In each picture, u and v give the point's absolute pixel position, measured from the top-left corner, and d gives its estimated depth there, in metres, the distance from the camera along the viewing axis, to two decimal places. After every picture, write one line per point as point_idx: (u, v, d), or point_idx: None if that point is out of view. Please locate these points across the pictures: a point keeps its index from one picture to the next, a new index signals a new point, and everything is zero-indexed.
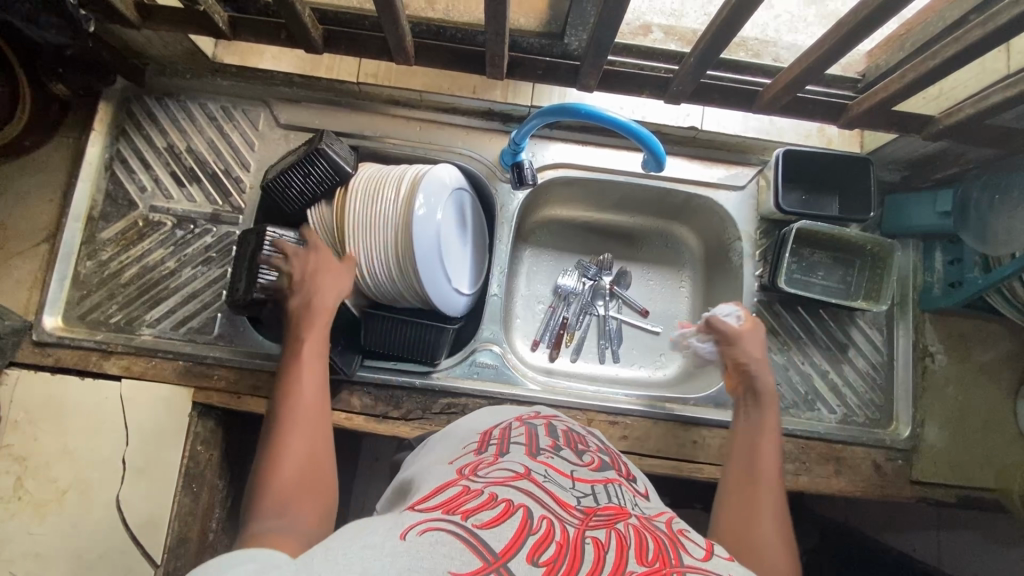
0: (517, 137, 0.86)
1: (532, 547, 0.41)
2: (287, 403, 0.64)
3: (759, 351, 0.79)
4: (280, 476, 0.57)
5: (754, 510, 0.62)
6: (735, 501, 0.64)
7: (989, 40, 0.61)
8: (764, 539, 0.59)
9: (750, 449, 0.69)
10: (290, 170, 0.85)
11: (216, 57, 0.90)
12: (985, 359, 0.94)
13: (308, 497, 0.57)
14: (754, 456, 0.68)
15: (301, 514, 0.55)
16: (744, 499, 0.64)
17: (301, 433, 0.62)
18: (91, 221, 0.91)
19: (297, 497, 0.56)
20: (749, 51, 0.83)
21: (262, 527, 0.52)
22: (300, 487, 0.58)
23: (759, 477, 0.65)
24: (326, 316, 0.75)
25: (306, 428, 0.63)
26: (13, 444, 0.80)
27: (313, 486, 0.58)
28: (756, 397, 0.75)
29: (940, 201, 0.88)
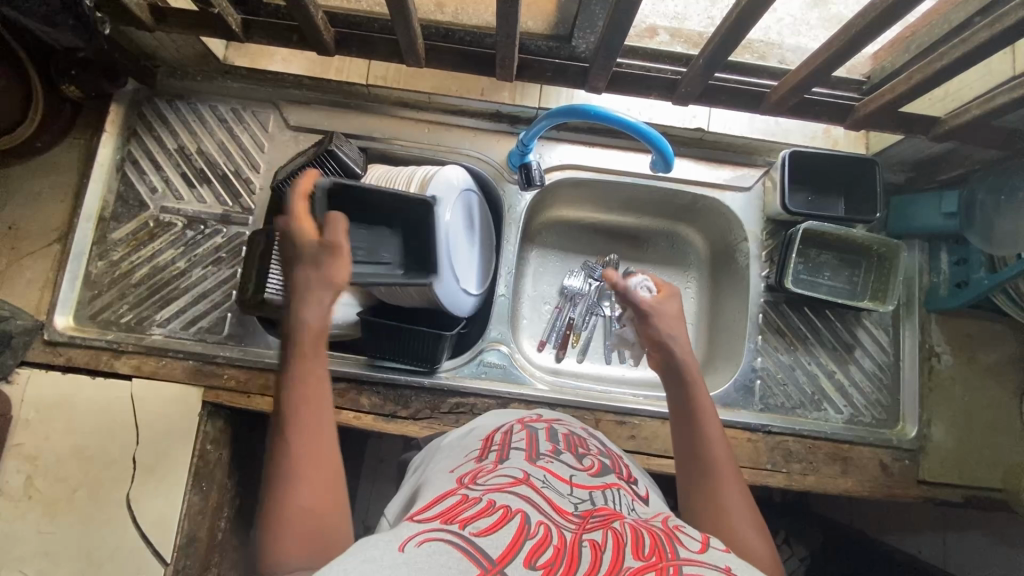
0: (525, 138, 0.87)
1: (529, 552, 0.42)
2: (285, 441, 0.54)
3: (677, 321, 0.72)
4: (283, 535, 0.49)
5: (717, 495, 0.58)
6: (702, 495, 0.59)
7: (996, 41, 0.61)
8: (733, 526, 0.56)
9: (693, 437, 0.62)
10: (301, 171, 0.86)
11: (227, 59, 0.93)
12: (991, 359, 0.94)
13: (319, 550, 0.49)
14: (700, 445, 0.62)
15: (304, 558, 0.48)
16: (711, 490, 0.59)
17: (303, 477, 0.52)
18: (102, 221, 0.92)
19: (305, 557, 0.48)
20: (756, 53, 0.84)
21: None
22: (309, 541, 0.49)
23: (711, 460, 0.61)
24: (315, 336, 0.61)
25: (307, 469, 0.53)
26: (24, 444, 0.81)
27: (319, 535, 0.50)
28: (679, 376, 0.67)
29: (945, 202, 0.88)
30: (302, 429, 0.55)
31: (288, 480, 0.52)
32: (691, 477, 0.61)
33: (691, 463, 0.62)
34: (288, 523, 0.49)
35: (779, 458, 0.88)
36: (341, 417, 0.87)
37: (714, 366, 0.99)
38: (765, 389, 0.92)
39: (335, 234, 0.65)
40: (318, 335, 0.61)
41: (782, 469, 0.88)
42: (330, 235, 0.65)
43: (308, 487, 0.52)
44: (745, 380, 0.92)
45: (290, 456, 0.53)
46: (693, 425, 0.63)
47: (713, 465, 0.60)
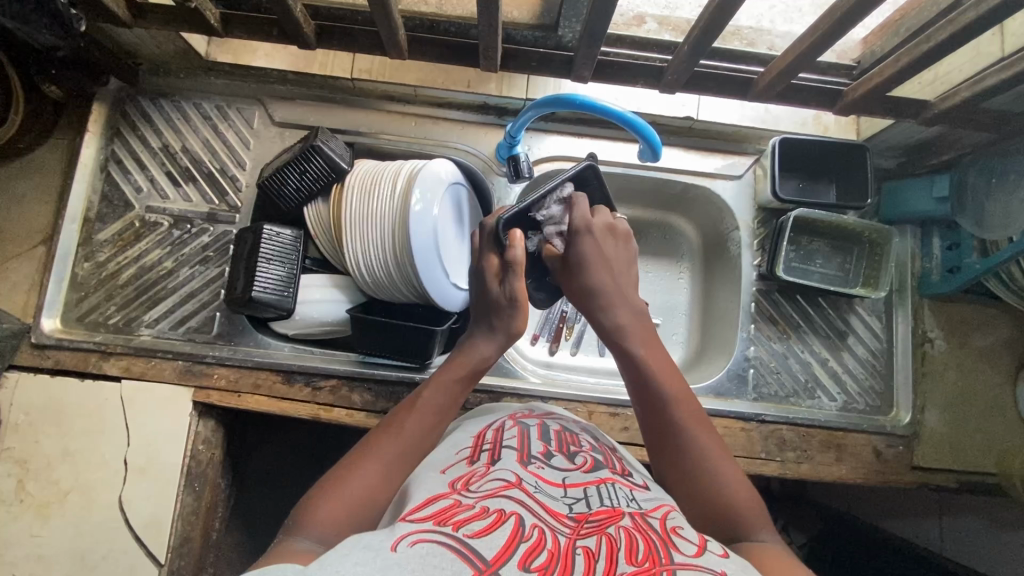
0: (512, 129, 0.86)
1: (522, 555, 0.41)
2: (382, 434, 0.60)
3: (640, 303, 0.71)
4: (342, 494, 0.53)
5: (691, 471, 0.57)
6: (676, 478, 0.58)
7: (981, 22, 0.61)
8: (719, 497, 0.55)
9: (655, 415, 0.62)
10: (286, 167, 0.86)
11: (210, 55, 0.90)
12: (985, 344, 0.94)
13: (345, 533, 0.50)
14: (664, 420, 0.61)
15: (329, 521, 0.50)
16: (678, 467, 0.58)
17: (390, 464, 0.57)
18: (87, 222, 0.90)
19: (337, 529, 0.50)
20: (744, 40, 0.83)
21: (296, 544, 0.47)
22: (352, 516, 0.51)
23: (676, 433, 0.60)
24: (461, 369, 0.68)
25: (400, 462, 0.58)
26: (16, 447, 0.81)
27: (350, 519, 0.51)
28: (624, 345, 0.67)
29: (936, 187, 0.87)
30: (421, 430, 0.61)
31: (383, 457, 0.57)
32: (661, 461, 0.60)
33: (658, 445, 0.61)
34: (352, 489, 0.53)
35: (773, 447, 0.88)
36: (333, 414, 0.87)
37: (707, 356, 0.98)
38: (759, 378, 0.92)
39: (518, 281, 0.70)
40: (470, 373, 0.68)
41: (776, 457, 0.88)
42: (515, 284, 0.70)
43: (384, 473, 0.56)
44: (739, 369, 0.92)
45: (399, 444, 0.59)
46: (653, 400, 0.63)
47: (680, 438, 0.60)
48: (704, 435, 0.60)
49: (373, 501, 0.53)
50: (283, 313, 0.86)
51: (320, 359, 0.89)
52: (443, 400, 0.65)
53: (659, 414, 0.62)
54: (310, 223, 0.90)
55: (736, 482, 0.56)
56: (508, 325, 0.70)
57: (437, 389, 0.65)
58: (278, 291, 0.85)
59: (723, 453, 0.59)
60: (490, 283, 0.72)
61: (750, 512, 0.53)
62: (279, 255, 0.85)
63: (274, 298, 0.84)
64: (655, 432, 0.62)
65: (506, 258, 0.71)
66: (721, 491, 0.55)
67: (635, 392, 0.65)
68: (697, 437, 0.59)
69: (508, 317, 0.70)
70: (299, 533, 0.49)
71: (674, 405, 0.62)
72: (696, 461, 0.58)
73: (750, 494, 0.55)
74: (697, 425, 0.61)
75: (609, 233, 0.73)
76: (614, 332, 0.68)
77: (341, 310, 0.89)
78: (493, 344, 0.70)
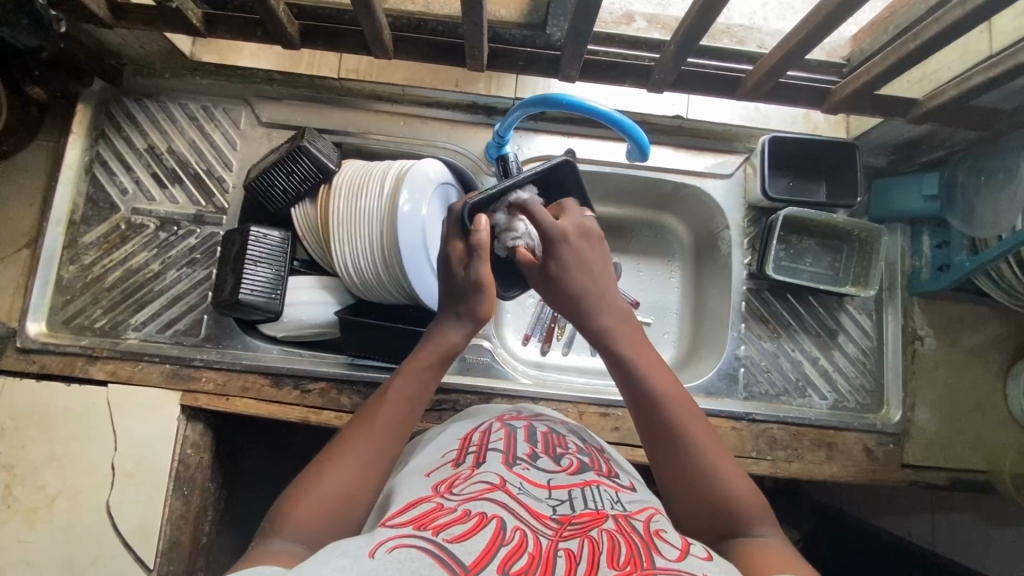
0: (500, 129, 0.85)
1: (503, 559, 0.41)
2: (354, 429, 0.59)
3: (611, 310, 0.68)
4: (316, 495, 0.52)
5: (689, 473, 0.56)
6: (675, 481, 0.57)
7: (968, 19, 0.61)
8: (719, 497, 0.54)
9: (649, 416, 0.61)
10: (273, 168, 0.85)
11: (194, 55, 0.90)
12: (974, 342, 0.94)
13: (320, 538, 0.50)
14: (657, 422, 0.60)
15: (301, 528, 0.50)
16: (676, 468, 0.57)
17: (364, 460, 0.56)
18: (72, 225, 0.90)
19: (309, 535, 0.50)
20: (734, 38, 0.82)
21: (271, 551, 0.47)
22: (326, 519, 0.51)
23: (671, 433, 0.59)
24: (431, 356, 0.65)
25: (372, 458, 0.56)
26: (1, 453, 0.80)
27: (323, 523, 0.51)
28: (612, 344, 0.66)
29: (925, 185, 0.87)
30: (394, 421, 0.59)
31: (356, 454, 0.56)
32: (657, 463, 0.59)
33: (654, 444, 0.60)
34: (323, 491, 0.52)
35: (764, 446, 0.88)
36: (322, 417, 0.86)
37: (698, 355, 0.98)
38: (749, 377, 0.92)
39: (482, 266, 0.66)
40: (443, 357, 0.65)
41: (767, 457, 0.88)
42: (479, 269, 0.66)
43: (359, 470, 0.55)
44: (729, 368, 0.92)
45: (372, 438, 0.58)
46: (646, 404, 0.61)
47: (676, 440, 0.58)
48: (700, 430, 0.59)
49: (348, 501, 0.53)
50: (271, 315, 0.85)
51: (309, 362, 0.88)
52: (415, 390, 0.63)
53: (652, 413, 0.61)
54: (297, 224, 0.89)
55: (735, 478, 0.56)
56: (474, 310, 0.67)
57: (410, 379, 0.63)
58: (266, 293, 0.84)
59: (720, 448, 0.58)
60: (456, 268, 0.69)
61: (750, 509, 0.53)
62: (267, 257, 0.85)
63: (262, 300, 0.84)
64: (649, 432, 0.60)
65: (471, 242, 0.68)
66: (722, 490, 0.54)
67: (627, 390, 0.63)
68: (693, 433, 0.58)
69: (472, 301, 0.67)
70: (272, 539, 0.49)
71: (667, 403, 0.61)
72: (692, 459, 0.57)
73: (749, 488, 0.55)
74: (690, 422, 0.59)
75: (581, 236, 0.70)
76: (602, 335, 0.66)
77: (330, 312, 0.89)
78: (463, 330, 0.67)
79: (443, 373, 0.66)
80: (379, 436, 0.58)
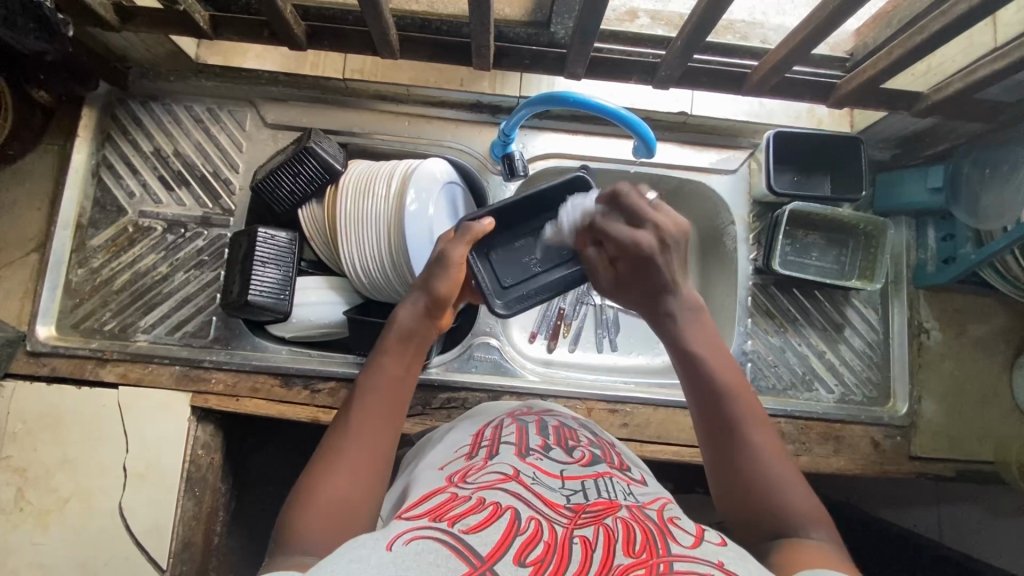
0: (506, 127, 0.86)
1: (518, 549, 0.41)
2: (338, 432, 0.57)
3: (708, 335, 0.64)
4: (319, 501, 0.51)
5: (746, 468, 0.55)
6: (724, 474, 0.56)
7: (973, 13, 0.61)
8: (773, 497, 0.53)
9: (713, 397, 0.59)
10: (279, 170, 0.84)
11: (199, 58, 0.90)
12: (980, 333, 0.94)
13: (337, 537, 0.50)
14: (722, 406, 0.58)
15: (316, 536, 0.49)
16: (732, 460, 0.56)
17: (358, 458, 0.55)
18: (80, 228, 0.90)
19: (327, 537, 0.49)
20: (737, 34, 0.83)
21: (286, 563, 0.47)
22: (340, 521, 0.51)
23: (732, 426, 0.57)
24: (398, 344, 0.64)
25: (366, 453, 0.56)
26: (13, 456, 0.81)
27: (339, 524, 0.51)
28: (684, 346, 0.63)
29: (930, 177, 0.87)
30: (376, 413, 0.59)
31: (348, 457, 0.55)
32: (712, 454, 0.57)
33: (712, 437, 0.58)
34: (327, 496, 0.51)
35: None
36: (333, 417, 0.86)
37: None
38: (756, 371, 0.92)
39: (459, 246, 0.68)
40: (411, 336, 0.65)
41: None
42: (455, 244, 0.68)
43: (353, 469, 0.54)
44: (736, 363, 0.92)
45: (360, 435, 0.57)
46: (706, 391, 0.59)
47: (737, 431, 0.57)
48: (761, 431, 0.57)
49: (352, 502, 0.52)
50: (280, 316, 0.86)
51: (318, 361, 0.88)
52: (388, 385, 0.61)
53: (711, 402, 0.59)
54: (305, 225, 0.89)
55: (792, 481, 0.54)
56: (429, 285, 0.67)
57: (381, 376, 0.61)
58: (274, 294, 0.85)
59: (779, 448, 0.56)
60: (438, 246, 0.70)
61: (803, 509, 0.52)
62: (275, 257, 0.85)
63: (272, 301, 0.84)
64: (705, 424, 0.59)
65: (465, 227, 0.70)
66: (776, 489, 0.53)
67: (687, 380, 0.61)
68: (753, 433, 0.56)
69: (429, 273, 0.68)
70: (289, 548, 0.48)
71: (724, 396, 0.59)
72: (749, 444, 0.56)
73: (803, 494, 0.53)
74: (751, 424, 0.57)
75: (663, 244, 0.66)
76: (674, 332, 0.64)
77: (340, 311, 0.90)
78: (415, 304, 0.67)
79: (419, 356, 0.65)
80: (364, 431, 0.57)
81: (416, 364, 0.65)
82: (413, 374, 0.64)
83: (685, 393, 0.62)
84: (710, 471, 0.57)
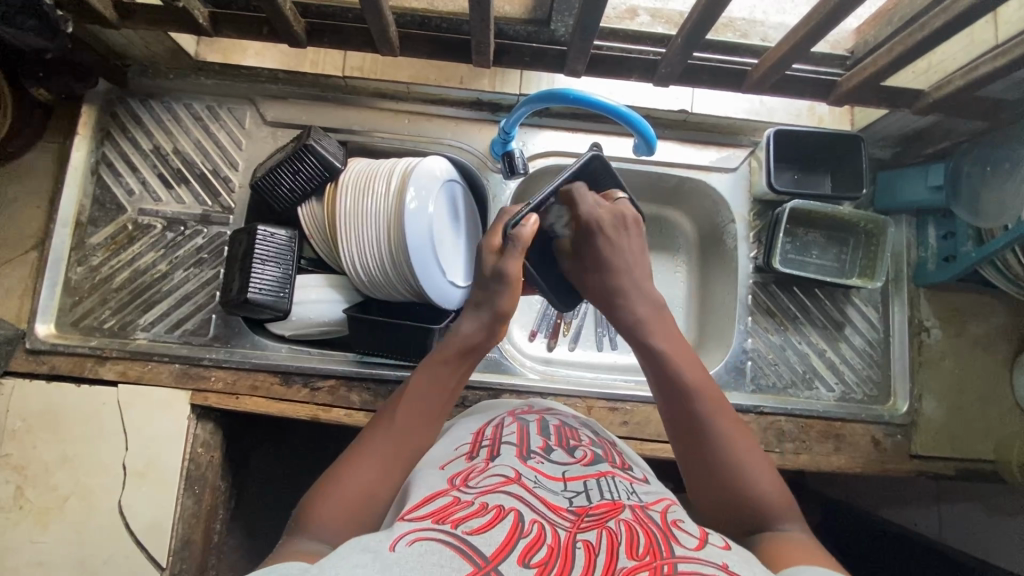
0: (506, 125, 0.86)
1: (522, 550, 0.41)
2: (381, 428, 0.58)
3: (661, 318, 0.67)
4: (346, 490, 0.52)
5: (716, 461, 0.55)
6: (695, 469, 0.56)
7: (975, 10, 0.61)
8: (745, 490, 0.53)
9: (678, 392, 0.60)
10: (279, 168, 0.85)
11: (199, 55, 0.91)
12: (981, 332, 0.94)
13: (355, 528, 0.50)
14: (686, 399, 0.59)
15: (337, 522, 0.49)
16: (702, 455, 0.56)
17: (394, 457, 0.56)
18: (79, 226, 0.90)
19: (346, 526, 0.50)
20: (737, 32, 0.82)
21: (301, 546, 0.47)
22: (360, 513, 0.51)
23: (698, 419, 0.58)
24: (453, 355, 0.65)
25: (403, 455, 0.57)
26: (12, 454, 0.81)
27: (362, 515, 0.51)
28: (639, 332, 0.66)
29: (931, 175, 0.87)
30: (420, 419, 0.60)
31: (383, 453, 0.56)
32: (682, 449, 0.58)
33: (681, 432, 0.59)
34: (355, 485, 0.52)
35: (772, 438, 0.88)
36: (332, 415, 0.86)
37: (705, 349, 0.98)
38: (757, 370, 0.92)
39: (515, 261, 0.67)
40: (468, 351, 0.66)
41: (776, 449, 0.88)
42: (510, 261, 0.67)
43: (383, 468, 0.54)
44: (736, 361, 0.92)
45: (402, 435, 0.58)
46: (670, 386, 0.61)
47: (702, 424, 0.58)
48: (728, 421, 0.58)
49: (377, 496, 0.52)
50: (279, 314, 0.85)
51: (317, 359, 0.88)
52: (437, 392, 0.62)
53: (678, 398, 0.60)
54: (304, 223, 0.89)
55: (762, 470, 0.55)
56: (493, 302, 0.67)
57: (431, 382, 0.62)
58: (274, 292, 0.85)
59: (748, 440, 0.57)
60: (488, 258, 0.70)
61: (774, 500, 0.52)
62: (275, 256, 0.85)
63: (272, 299, 0.84)
64: (672, 419, 0.60)
65: (513, 233, 0.69)
66: (748, 481, 0.54)
67: (653, 378, 0.63)
68: (719, 424, 0.57)
69: (489, 291, 0.68)
70: (305, 531, 0.48)
71: (692, 391, 0.60)
72: (718, 438, 0.57)
73: (774, 484, 0.54)
74: (717, 417, 0.58)
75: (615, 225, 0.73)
76: (636, 327, 0.67)
77: (339, 309, 0.89)
78: (478, 322, 0.67)
79: (466, 370, 0.66)
80: (404, 431, 0.58)
81: (461, 377, 0.66)
82: (458, 388, 0.64)
83: (652, 390, 0.63)
84: (683, 467, 0.58)
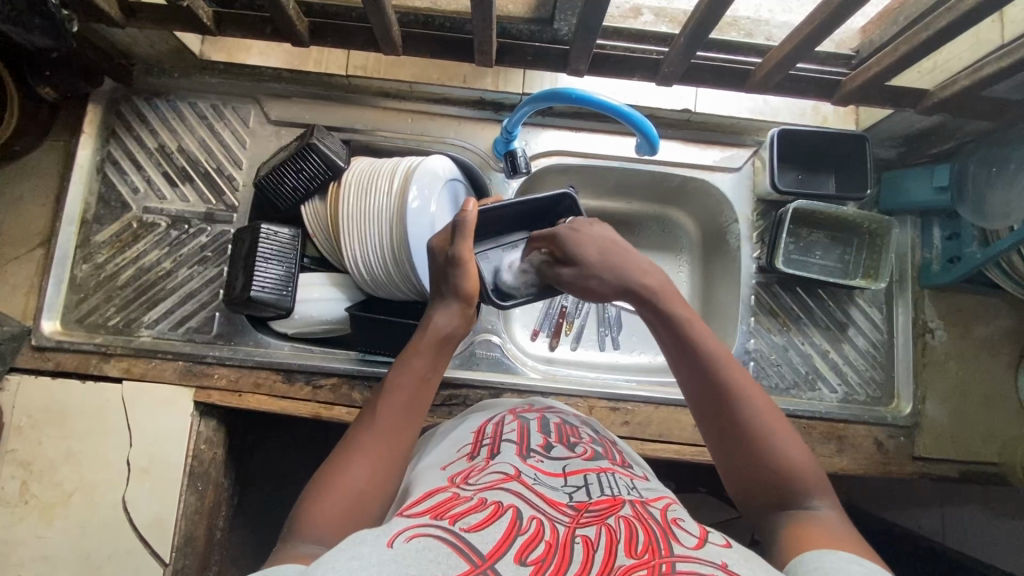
0: (508, 125, 0.86)
1: (519, 548, 0.41)
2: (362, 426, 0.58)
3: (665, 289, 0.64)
4: (333, 492, 0.52)
5: (747, 440, 0.54)
6: (726, 447, 0.55)
7: (980, 10, 0.60)
8: (778, 467, 0.53)
9: (701, 367, 0.58)
10: (283, 166, 0.85)
11: (203, 55, 0.91)
12: (986, 333, 0.93)
13: (346, 529, 0.50)
14: (709, 373, 0.57)
15: (327, 525, 0.50)
16: (732, 433, 0.55)
17: (378, 454, 0.55)
18: (84, 224, 0.90)
19: (337, 528, 0.50)
20: (741, 31, 0.81)
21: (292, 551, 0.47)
22: (350, 514, 0.51)
23: (723, 394, 0.56)
24: (428, 344, 0.63)
25: (386, 451, 0.56)
26: (18, 449, 0.81)
27: (351, 516, 0.51)
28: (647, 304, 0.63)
29: (936, 177, 0.86)
30: (400, 412, 0.59)
31: (367, 451, 0.55)
32: (710, 427, 0.57)
33: (707, 409, 0.57)
34: (343, 487, 0.52)
35: None
36: (335, 412, 0.87)
37: None
38: (760, 370, 0.92)
39: (465, 243, 0.67)
40: (443, 340, 0.64)
41: None
42: (459, 245, 0.67)
43: (370, 467, 0.54)
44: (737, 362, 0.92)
45: (383, 431, 0.57)
46: (692, 360, 0.58)
47: (729, 399, 0.56)
48: (755, 392, 0.56)
49: (366, 496, 0.52)
50: (282, 312, 0.85)
51: (320, 357, 0.89)
52: (415, 383, 0.61)
53: (701, 372, 0.58)
54: (308, 221, 0.89)
55: (791, 440, 0.54)
56: (457, 287, 0.66)
57: (409, 373, 0.61)
58: (278, 291, 0.85)
59: (777, 410, 0.56)
60: (439, 251, 0.69)
61: (805, 475, 0.52)
62: (278, 254, 0.85)
63: (276, 297, 0.84)
64: (696, 396, 0.58)
65: (457, 221, 0.68)
66: (779, 456, 0.53)
67: (673, 351, 0.60)
68: (745, 398, 0.56)
69: (449, 277, 0.67)
70: (298, 536, 0.49)
71: (715, 365, 0.57)
72: (746, 414, 0.55)
73: (803, 456, 0.53)
74: (742, 389, 0.56)
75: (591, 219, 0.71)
76: (644, 297, 0.63)
77: (341, 308, 0.90)
78: (450, 310, 0.66)
79: (445, 360, 0.65)
80: (386, 427, 0.57)
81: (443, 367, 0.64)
82: (438, 377, 0.63)
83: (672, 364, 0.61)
84: (712, 445, 0.57)
